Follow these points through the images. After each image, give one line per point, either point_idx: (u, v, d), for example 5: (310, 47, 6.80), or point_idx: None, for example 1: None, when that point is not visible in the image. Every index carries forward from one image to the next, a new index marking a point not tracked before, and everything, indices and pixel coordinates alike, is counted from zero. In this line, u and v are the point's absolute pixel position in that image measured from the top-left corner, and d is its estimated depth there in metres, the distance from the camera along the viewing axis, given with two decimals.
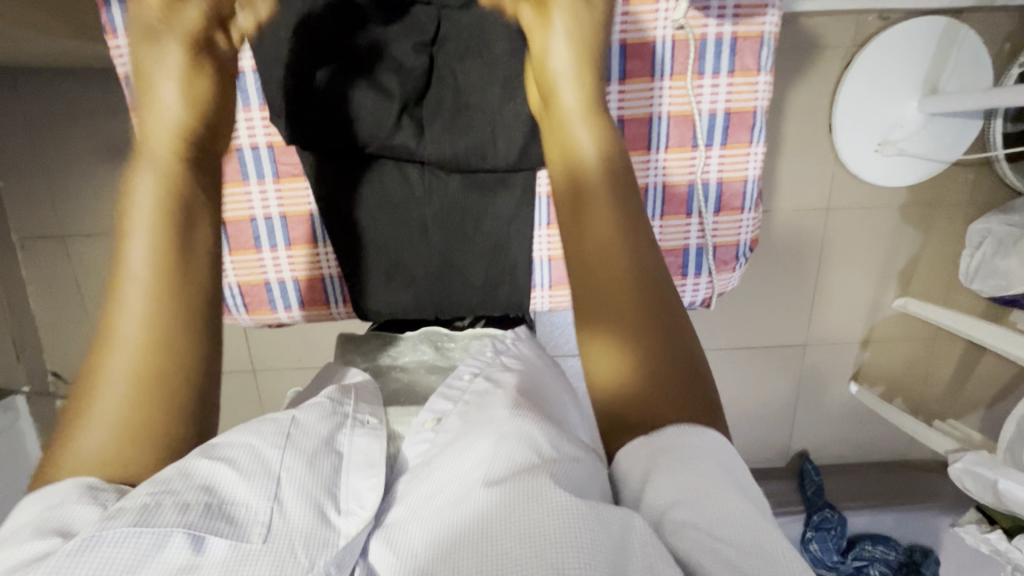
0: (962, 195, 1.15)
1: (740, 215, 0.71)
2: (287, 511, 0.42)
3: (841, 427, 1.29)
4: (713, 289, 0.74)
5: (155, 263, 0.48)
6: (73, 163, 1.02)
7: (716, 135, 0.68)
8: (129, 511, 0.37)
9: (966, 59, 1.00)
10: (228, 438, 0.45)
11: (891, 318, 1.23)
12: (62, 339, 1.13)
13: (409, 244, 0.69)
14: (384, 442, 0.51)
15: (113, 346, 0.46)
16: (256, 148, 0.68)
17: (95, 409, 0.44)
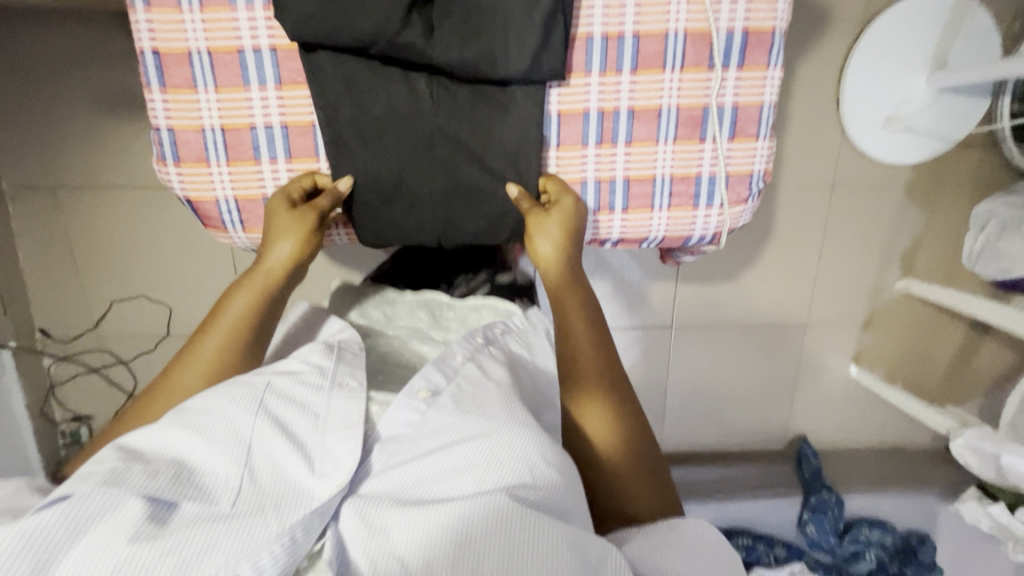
0: (967, 176, 1.14)
1: (754, 142, 0.68)
2: (257, 476, 0.50)
3: (839, 411, 1.28)
4: (724, 222, 0.70)
5: (242, 314, 0.63)
6: (68, 112, 0.99)
7: (733, 55, 0.64)
8: (98, 474, 0.45)
9: (975, 35, 1.00)
10: (200, 403, 0.52)
11: (893, 300, 1.22)
12: (52, 295, 1.10)
13: (412, 155, 0.64)
14: (360, 403, 0.57)
15: (189, 358, 0.62)
16: (258, 51, 0.61)
17: (167, 394, 0.61)
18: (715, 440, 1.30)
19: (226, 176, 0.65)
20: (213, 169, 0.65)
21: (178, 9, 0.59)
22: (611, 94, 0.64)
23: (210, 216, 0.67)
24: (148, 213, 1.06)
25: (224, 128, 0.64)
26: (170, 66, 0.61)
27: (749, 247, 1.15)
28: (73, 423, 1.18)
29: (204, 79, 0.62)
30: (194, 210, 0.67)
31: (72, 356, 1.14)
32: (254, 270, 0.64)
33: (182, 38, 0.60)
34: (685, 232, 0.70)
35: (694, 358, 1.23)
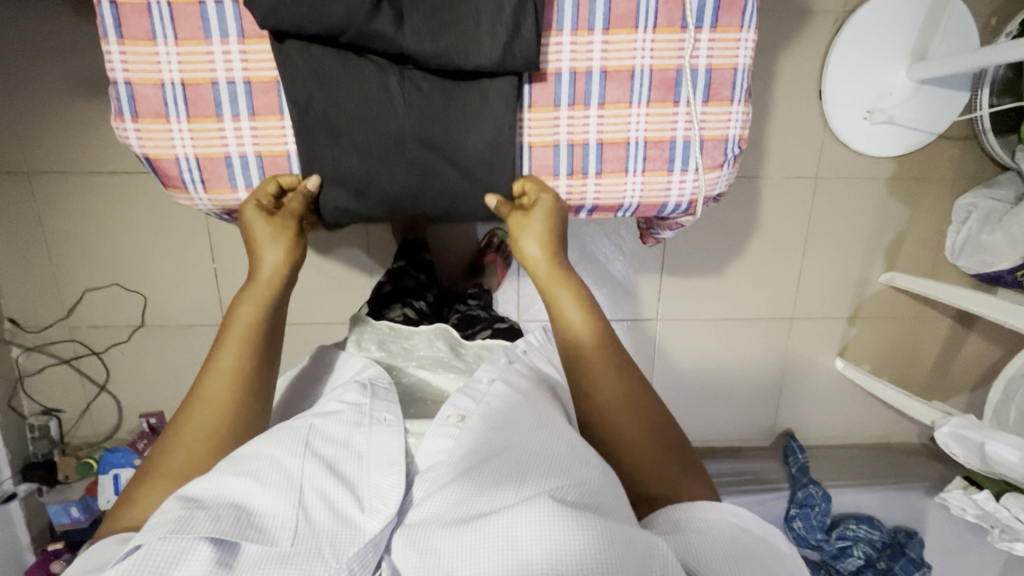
0: (949, 170, 1.14)
1: (728, 107, 0.66)
2: (315, 516, 0.49)
3: (825, 406, 1.28)
4: (700, 189, 0.68)
5: (252, 319, 0.61)
6: (41, 94, 0.98)
7: (706, 16, 0.63)
8: (166, 522, 0.44)
9: (953, 28, 1.01)
10: (251, 448, 0.51)
11: (878, 294, 1.21)
12: (23, 283, 1.07)
13: (385, 146, 0.62)
14: (400, 438, 0.57)
15: (196, 406, 0.57)
16: (220, 3, 0.59)
17: (171, 454, 0.54)
18: (702, 436, 1.28)
19: (187, 133, 0.63)
20: (173, 125, 0.63)
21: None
22: (583, 54, 0.63)
23: (169, 175, 0.65)
24: (123, 199, 1.04)
25: (185, 83, 0.61)
26: (128, 16, 0.59)
27: (734, 240, 1.15)
28: (42, 416, 1.14)
29: (164, 32, 0.60)
30: (154, 169, 0.65)
31: (43, 346, 1.11)
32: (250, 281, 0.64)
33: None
34: (660, 198, 0.69)
35: (680, 352, 1.22)
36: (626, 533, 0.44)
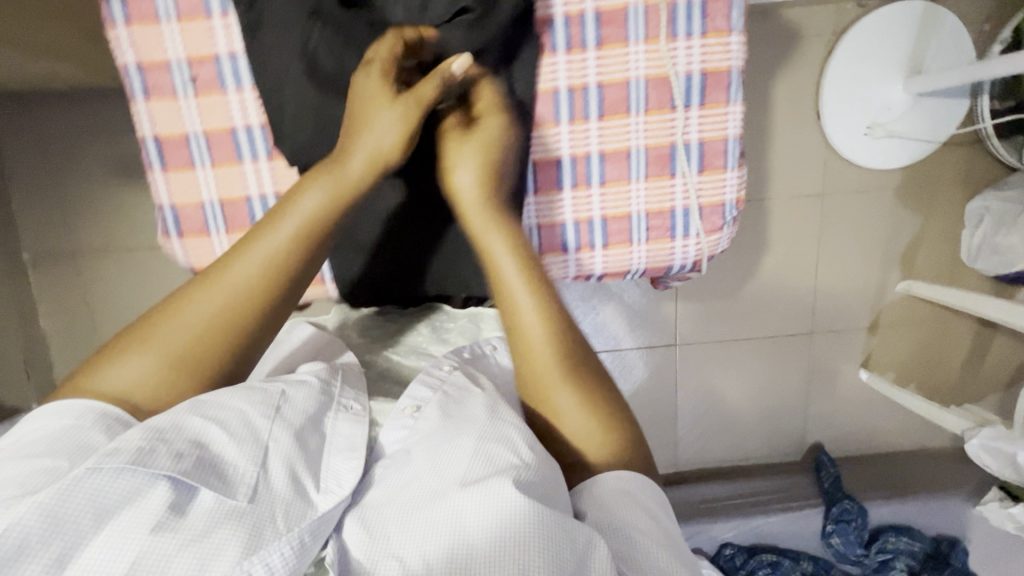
0: (957, 174, 1.14)
1: (723, 173, 0.70)
2: (274, 479, 0.51)
3: (855, 418, 1.27)
4: (703, 250, 0.71)
5: (300, 226, 0.58)
6: (82, 183, 1.05)
7: (693, 95, 0.67)
8: (126, 451, 0.46)
9: (947, 40, 1.02)
10: (218, 398, 0.53)
11: (897, 302, 1.21)
12: (73, 358, 1.14)
13: (406, 252, 0.72)
14: (363, 428, 0.60)
15: (206, 293, 0.56)
16: (249, 129, 0.65)
17: (159, 342, 0.54)
18: (732, 455, 1.28)
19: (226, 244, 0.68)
20: (214, 239, 0.68)
21: (175, 99, 0.64)
22: (581, 139, 0.68)
23: None
24: (160, 272, 1.10)
25: (223, 201, 0.67)
26: (170, 149, 0.65)
27: (745, 260, 1.17)
28: None
29: (202, 159, 0.65)
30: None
31: None
32: (334, 166, 0.61)
33: (180, 124, 0.65)
34: (665, 262, 0.72)
35: (702, 373, 1.23)
36: (564, 524, 0.47)
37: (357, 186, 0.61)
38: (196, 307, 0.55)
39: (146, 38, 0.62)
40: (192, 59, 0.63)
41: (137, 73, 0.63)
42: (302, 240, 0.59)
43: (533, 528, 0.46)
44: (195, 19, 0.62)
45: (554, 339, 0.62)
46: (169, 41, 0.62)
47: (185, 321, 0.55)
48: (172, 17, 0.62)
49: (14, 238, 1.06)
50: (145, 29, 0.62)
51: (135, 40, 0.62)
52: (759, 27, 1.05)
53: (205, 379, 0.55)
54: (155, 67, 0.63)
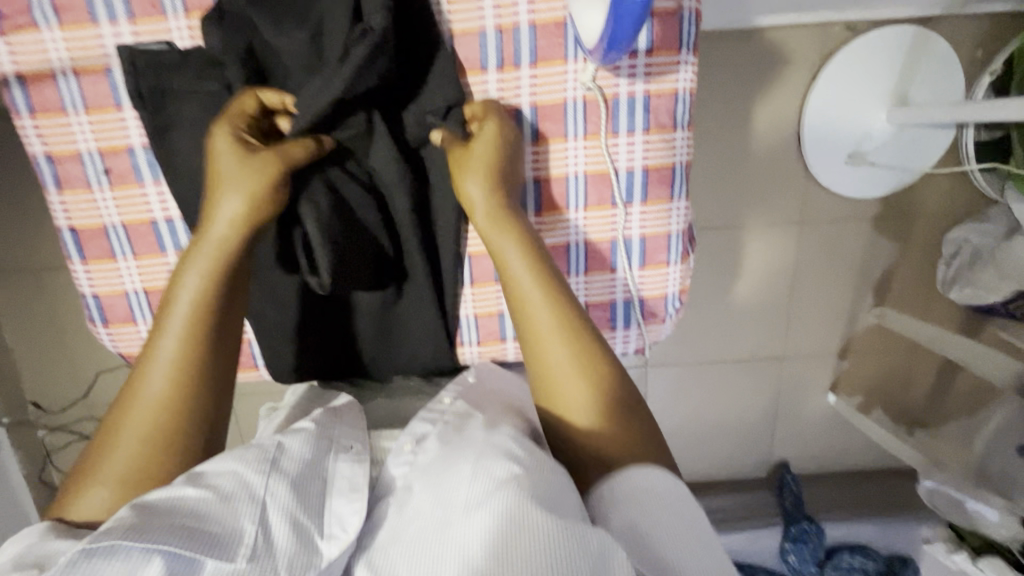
0: (937, 204, 1.13)
1: (666, 268, 0.67)
2: (274, 534, 0.47)
3: (821, 438, 1.29)
4: (644, 341, 0.71)
5: (203, 286, 0.55)
6: (36, 200, 1.02)
7: (635, 192, 0.64)
8: (117, 527, 0.42)
9: (934, 69, 0.99)
10: (215, 465, 0.50)
11: (868, 329, 1.21)
12: (39, 372, 1.14)
13: (334, 344, 0.70)
14: (366, 467, 0.56)
15: (136, 396, 0.53)
16: (170, 221, 0.63)
17: (114, 455, 0.51)
18: (699, 471, 1.31)
19: None
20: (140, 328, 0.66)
21: (89, 190, 0.62)
22: None
23: None
24: None
25: (147, 290, 0.65)
26: (88, 240, 0.63)
27: (718, 286, 1.16)
28: None
29: (123, 250, 0.63)
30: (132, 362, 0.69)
31: (64, 426, 1.18)
32: (201, 238, 0.56)
33: (97, 215, 0.62)
34: None
35: (672, 394, 1.24)
36: (579, 526, 0.42)
37: (229, 247, 0.56)
38: (123, 425, 0.52)
39: (55, 131, 0.60)
40: (104, 149, 0.60)
41: (47, 163, 0.61)
42: (217, 271, 0.56)
43: (566, 542, 0.41)
44: (105, 110, 0.59)
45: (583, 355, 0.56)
46: (79, 132, 0.60)
47: (132, 415, 0.53)
48: (80, 109, 0.59)
49: None
50: (52, 122, 0.59)
51: (42, 132, 0.60)
52: (742, 49, 1.00)
53: (177, 459, 0.52)
54: (66, 158, 0.60)
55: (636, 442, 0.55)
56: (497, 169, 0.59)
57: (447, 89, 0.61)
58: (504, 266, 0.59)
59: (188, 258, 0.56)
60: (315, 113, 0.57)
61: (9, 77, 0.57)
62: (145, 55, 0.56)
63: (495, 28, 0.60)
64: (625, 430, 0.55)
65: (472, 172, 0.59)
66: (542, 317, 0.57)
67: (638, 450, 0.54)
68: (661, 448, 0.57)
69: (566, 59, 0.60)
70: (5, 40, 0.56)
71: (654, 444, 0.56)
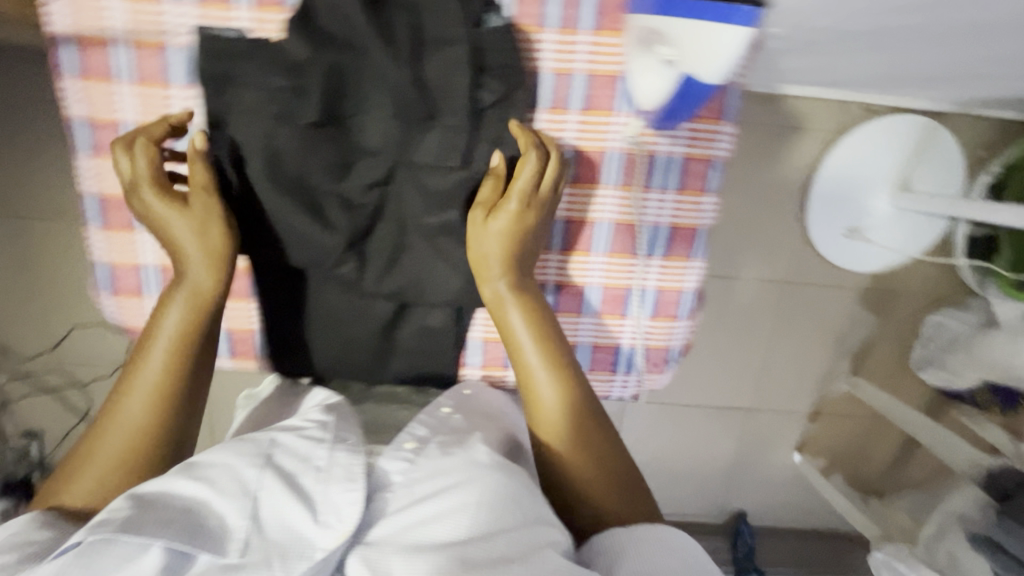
0: (921, 288, 1.18)
1: (673, 322, 0.69)
2: (266, 527, 0.47)
3: (780, 495, 1.32)
4: (642, 388, 0.71)
5: (200, 289, 0.59)
6: (41, 145, 1.00)
7: (658, 246, 0.66)
8: (116, 520, 0.44)
9: (937, 161, 1.04)
10: (209, 456, 0.51)
11: (841, 395, 1.25)
12: (11, 317, 1.10)
13: (349, 354, 0.69)
14: (363, 457, 0.54)
15: (130, 385, 0.56)
16: None
17: (103, 444, 0.53)
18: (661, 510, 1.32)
19: None
20: (147, 302, 0.66)
21: None
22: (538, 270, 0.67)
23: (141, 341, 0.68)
24: None
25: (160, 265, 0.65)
26: (111, 209, 0.63)
27: (706, 334, 1.18)
28: (24, 439, 1.18)
29: (144, 223, 0.63)
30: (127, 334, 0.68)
31: (28, 376, 1.14)
32: (177, 279, 0.60)
33: None
34: (602, 393, 0.72)
35: (646, 431, 1.25)
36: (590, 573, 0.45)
37: (221, 263, 0.60)
38: (120, 413, 0.55)
39: (97, 97, 0.59)
40: (145, 123, 0.60)
41: (84, 128, 0.60)
42: (211, 278, 0.60)
43: None
44: (154, 85, 0.60)
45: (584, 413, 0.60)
46: (123, 103, 0.60)
47: (124, 400, 0.55)
48: (129, 80, 0.59)
49: None
50: (98, 88, 0.59)
51: (85, 96, 0.59)
52: (763, 112, 1.04)
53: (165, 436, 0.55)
54: (105, 125, 0.60)
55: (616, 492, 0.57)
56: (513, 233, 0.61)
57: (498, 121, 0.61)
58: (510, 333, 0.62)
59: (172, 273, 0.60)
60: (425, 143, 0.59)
61: (62, 38, 0.57)
62: (212, 40, 0.57)
63: (551, 71, 0.61)
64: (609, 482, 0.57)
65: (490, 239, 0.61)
66: (547, 383, 0.60)
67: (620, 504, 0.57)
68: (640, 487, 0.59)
69: (614, 111, 0.62)
70: (65, 2, 0.56)
71: (637, 489, 0.59)
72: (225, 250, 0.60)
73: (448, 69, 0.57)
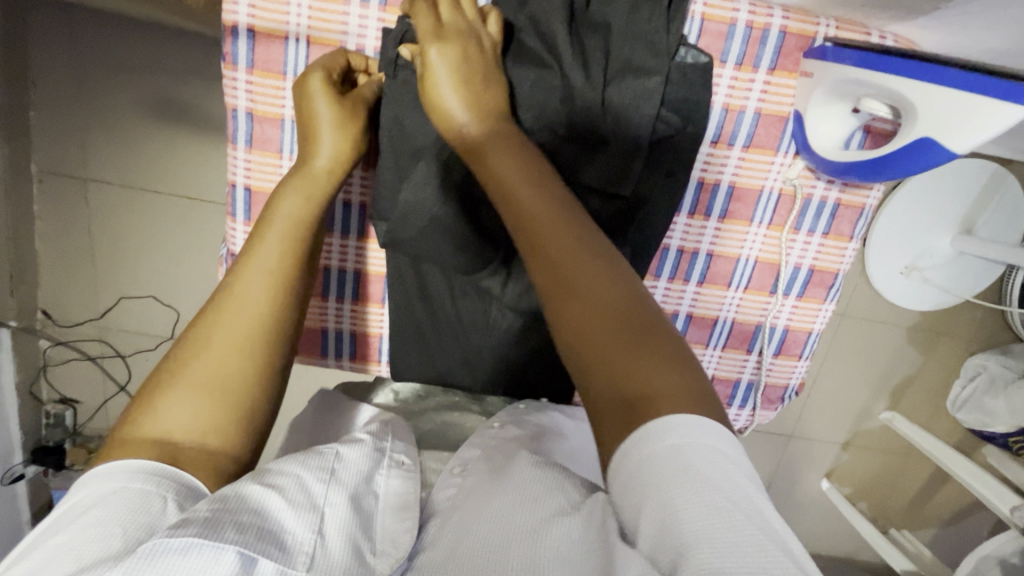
0: (968, 329, 1.19)
1: (795, 360, 0.72)
2: (331, 544, 0.43)
3: (802, 518, 1.34)
4: (752, 420, 0.75)
5: (303, 205, 0.57)
6: (112, 110, 0.97)
7: (795, 287, 0.69)
8: (191, 523, 0.38)
9: (1004, 207, 1.05)
10: (278, 467, 0.47)
11: (876, 428, 1.26)
12: (61, 282, 1.09)
13: (467, 363, 0.71)
14: (416, 485, 0.54)
15: (229, 304, 0.52)
16: (347, 204, 0.69)
17: (199, 360, 0.50)
18: None
19: None
20: None
21: (278, 155, 0.65)
22: (674, 299, 0.69)
23: None
24: (173, 221, 1.05)
25: None
26: (258, 203, 0.67)
27: None
28: (59, 405, 1.16)
29: None
30: None
31: (71, 341, 1.13)
32: (299, 168, 0.59)
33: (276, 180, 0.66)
34: None
35: None
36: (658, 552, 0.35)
37: (329, 181, 0.59)
38: (215, 331, 0.51)
39: (265, 93, 0.63)
40: None
41: (246, 120, 0.64)
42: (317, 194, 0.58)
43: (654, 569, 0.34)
44: None
45: (587, 250, 0.45)
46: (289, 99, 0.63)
47: (227, 314, 0.52)
48: None
49: (25, 147, 0.98)
50: (267, 83, 0.62)
51: (253, 89, 0.63)
52: None
53: (265, 371, 0.52)
54: (267, 119, 0.64)
55: (639, 359, 0.39)
56: (461, 70, 0.54)
57: (671, 146, 0.60)
58: (491, 171, 0.51)
59: (287, 183, 0.58)
60: (597, 163, 0.60)
61: (240, 29, 0.60)
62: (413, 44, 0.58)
63: (722, 105, 0.62)
64: (600, 343, 0.40)
65: (438, 87, 0.54)
66: (546, 211, 0.47)
67: (657, 369, 0.38)
68: (677, 351, 0.40)
69: (777, 151, 0.64)
70: None
71: (663, 345, 0.40)
72: (346, 151, 0.60)
73: (633, 96, 0.58)
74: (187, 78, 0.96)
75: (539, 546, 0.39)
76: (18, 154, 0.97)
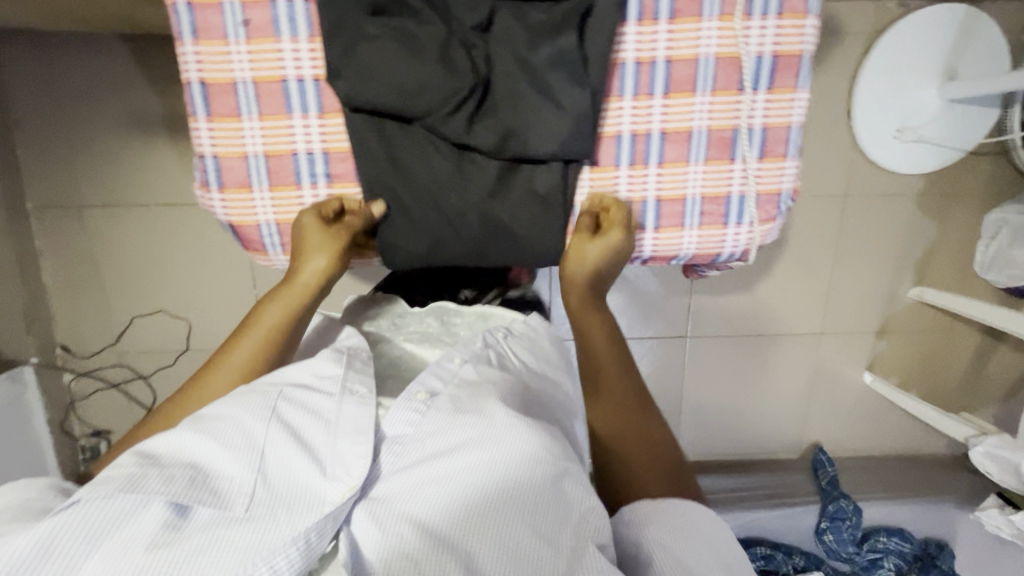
0: (979, 184, 1.15)
1: (782, 162, 0.69)
2: (270, 482, 0.43)
3: (854, 419, 1.28)
4: (754, 239, 0.70)
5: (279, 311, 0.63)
6: (92, 133, 1.01)
7: (762, 79, 0.65)
8: (116, 479, 0.40)
9: (984, 46, 1.02)
10: (216, 411, 0.47)
11: (908, 308, 1.22)
12: (73, 314, 1.11)
13: (450, 228, 0.66)
14: (371, 409, 0.50)
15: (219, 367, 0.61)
16: (301, 81, 0.63)
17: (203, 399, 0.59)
18: (733, 447, 1.29)
19: (269, 201, 0.67)
20: (256, 194, 0.66)
21: (225, 42, 0.62)
22: (643, 117, 0.66)
23: (251, 240, 0.68)
24: (167, 231, 1.07)
25: (268, 154, 0.65)
26: (216, 96, 0.63)
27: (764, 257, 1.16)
28: (93, 438, 1.18)
29: (250, 109, 0.64)
30: (236, 234, 0.69)
31: (92, 371, 1.15)
32: (288, 282, 0.65)
33: (229, 69, 0.62)
34: (715, 249, 0.71)
35: (710, 365, 1.23)
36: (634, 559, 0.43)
37: (307, 293, 0.65)
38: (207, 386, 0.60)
39: None
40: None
41: (187, 11, 0.60)
42: (295, 304, 0.64)
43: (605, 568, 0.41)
44: None
45: None
46: None
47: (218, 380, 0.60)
48: None
49: (18, 185, 1.02)
50: None
51: None
52: None
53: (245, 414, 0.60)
54: (207, 7, 0.60)
55: None
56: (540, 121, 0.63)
57: None
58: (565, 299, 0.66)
59: (273, 294, 0.65)
60: None
61: None
62: None
63: None
64: None
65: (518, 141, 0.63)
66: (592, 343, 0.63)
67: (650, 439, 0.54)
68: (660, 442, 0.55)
69: None
70: None
71: None
72: (331, 270, 0.65)
73: None
74: (157, 87, 0.99)
75: (488, 514, 0.42)
76: (12, 191, 1.01)
